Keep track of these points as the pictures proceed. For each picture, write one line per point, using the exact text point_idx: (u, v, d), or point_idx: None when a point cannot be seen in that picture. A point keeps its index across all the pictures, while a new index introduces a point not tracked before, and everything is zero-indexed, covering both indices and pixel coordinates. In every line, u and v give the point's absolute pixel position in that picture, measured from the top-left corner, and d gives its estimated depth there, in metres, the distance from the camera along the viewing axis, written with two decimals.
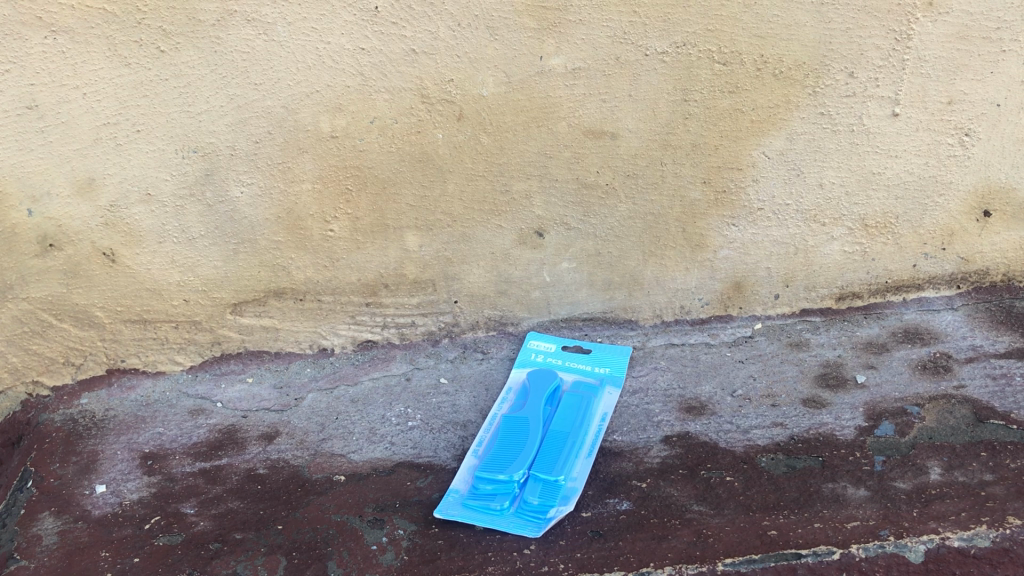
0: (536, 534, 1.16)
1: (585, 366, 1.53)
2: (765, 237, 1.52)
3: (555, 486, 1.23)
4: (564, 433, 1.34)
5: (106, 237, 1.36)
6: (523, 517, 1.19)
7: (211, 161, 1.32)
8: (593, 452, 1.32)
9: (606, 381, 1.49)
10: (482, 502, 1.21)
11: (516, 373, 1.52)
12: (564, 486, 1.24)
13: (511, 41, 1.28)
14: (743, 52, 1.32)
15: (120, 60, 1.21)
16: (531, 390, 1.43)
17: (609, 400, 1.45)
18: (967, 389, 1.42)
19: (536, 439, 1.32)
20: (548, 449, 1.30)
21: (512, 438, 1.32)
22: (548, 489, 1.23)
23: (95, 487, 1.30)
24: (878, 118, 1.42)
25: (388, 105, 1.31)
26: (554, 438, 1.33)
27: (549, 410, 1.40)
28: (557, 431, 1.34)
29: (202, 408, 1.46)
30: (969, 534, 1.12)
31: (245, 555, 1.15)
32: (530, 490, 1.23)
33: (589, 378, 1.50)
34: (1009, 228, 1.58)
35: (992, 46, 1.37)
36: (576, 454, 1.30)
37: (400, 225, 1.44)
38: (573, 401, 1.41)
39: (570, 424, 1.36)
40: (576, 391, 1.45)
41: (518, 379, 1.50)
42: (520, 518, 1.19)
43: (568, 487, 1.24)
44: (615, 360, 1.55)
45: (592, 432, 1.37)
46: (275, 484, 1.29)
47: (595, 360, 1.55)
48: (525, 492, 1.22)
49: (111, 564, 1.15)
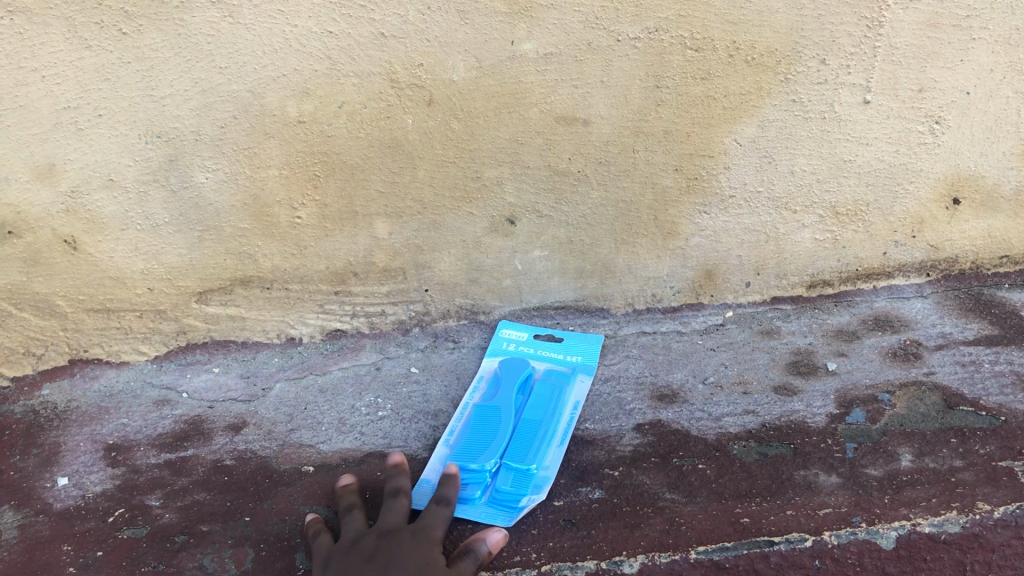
0: (508, 522, 1.15)
1: (557, 355, 1.52)
2: (737, 225, 1.52)
3: (526, 474, 1.22)
4: (536, 421, 1.33)
5: (68, 224, 1.32)
6: (497, 505, 1.18)
7: (175, 147, 1.29)
8: (565, 441, 1.31)
9: (578, 370, 1.48)
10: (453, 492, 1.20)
11: (487, 362, 1.50)
12: (536, 475, 1.23)
13: (483, 26, 1.25)
14: (715, 39, 1.30)
15: (81, 43, 1.17)
16: (504, 379, 1.42)
17: (578, 389, 1.44)
18: (936, 375, 1.43)
19: (509, 429, 1.30)
20: (521, 437, 1.29)
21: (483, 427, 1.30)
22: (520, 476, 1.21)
23: (56, 480, 1.27)
24: (849, 107, 1.41)
25: (356, 90, 1.28)
26: (526, 425, 1.31)
27: (520, 399, 1.39)
28: (528, 420, 1.32)
29: (168, 399, 1.44)
30: (939, 519, 1.12)
31: (212, 548, 1.13)
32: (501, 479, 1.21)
33: (561, 366, 1.49)
34: (976, 217, 1.58)
35: (962, 34, 1.36)
36: (548, 443, 1.29)
37: (370, 213, 1.41)
38: (545, 389, 1.40)
39: (544, 411, 1.35)
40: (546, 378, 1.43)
41: (490, 369, 1.48)
42: (492, 508, 1.18)
43: (540, 475, 1.23)
44: (586, 348, 1.54)
45: (564, 422, 1.35)
46: (243, 475, 1.27)
47: (568, 349, 1.54)
48: (497, 481, 1.21)
49: (74, 558, 1.12)
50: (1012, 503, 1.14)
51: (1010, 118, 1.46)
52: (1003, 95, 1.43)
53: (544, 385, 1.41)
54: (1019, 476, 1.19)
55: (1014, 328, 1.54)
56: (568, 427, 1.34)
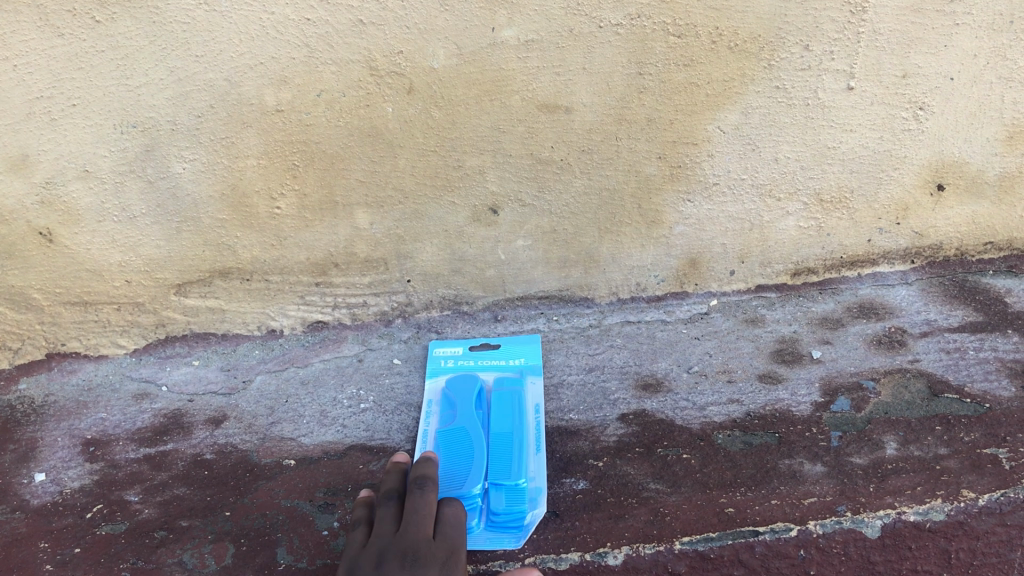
0: (517, 546, 1.10)
1: (499, 361, 1.47)
2: (721, 213, 1.51)
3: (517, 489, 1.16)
4: (507, 433, 1.26)
5: (42, 216, 1.30)
6: (496, 529, 1.12)
7: (152, 137, 1.26)
8: (542, 448, 1.27)
9: (525, 373, 1.44)
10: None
11: (433, 381, 1.42)
12: (527, 489, 1.18)
13: (463, 13, 1.23)
14: (698, 25, 1.29)
15: (54, 31, 1.15)
16: (460, 392, 1.34)
17: (534, 394, 1.39)
18: (921, 363, 1.42)
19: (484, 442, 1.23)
20: (496, 452, 1.22)
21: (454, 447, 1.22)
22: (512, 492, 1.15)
23: (33, 476, 1.25)
24: (833, 93, 1.40)
25: (335, 78, 1.26)
26: (497, 440, 1.24)
27: (481, 412, 1.32)
28: (497, 433, 1.26)
29: (147, 392, 1.42)
30: (924, 508, 1.11)
31: (191, 543, 1.11)
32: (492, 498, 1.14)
33: (509, 370, 1.44)
34: (960, 203, 1.57)
35: (946, 20, 1.35)
36: (526, 453, 1.25)
37: (350, 203, 1.40)
38: (507, 395, 1.34)
39: (511, 419, 1.29)
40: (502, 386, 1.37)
41: (436, 389, 1.40)
42: (494, 533, 1.12)
43: (531, 489, 1.18)
44: (526, 351, 1.49)
45: (530, 430, 1.30)
46: (223, 469, 1.25)
47: (508, 354, 1.48)
48: (490, 502, 1.14)
49: (52, 555, 1.11)
50: (997, 490, 1.13)
51: (994, 104, 1.45)
52: (987, 81, 1.42)
53: (501, 393, 1.35)
54: (1004, 463, 1.18)
55: (998, 315, 1.53)
56: (537, 436, 1.29)
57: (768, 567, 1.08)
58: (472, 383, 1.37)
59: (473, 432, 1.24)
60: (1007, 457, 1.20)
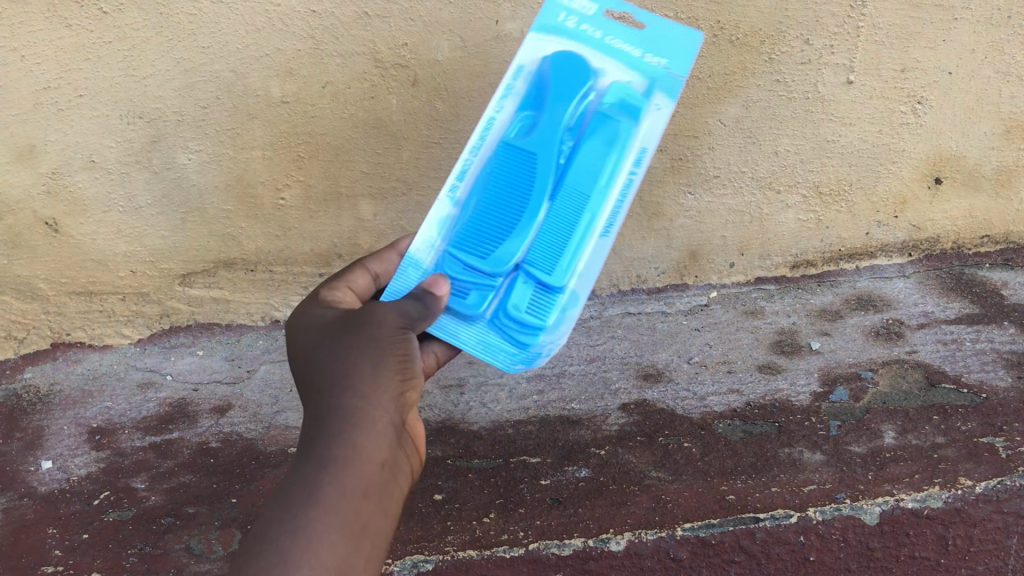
0: (550, 546, 1.09)
1: (630, 52, 1.06)
2: (720, 204, 1.49)
3: (548, 294, 1.01)
4: None
5: (49, 206, 1.31)
6: (490, 351, 1.00)
7: (158, 128, 1.25)
8: (611, 229, 1.02)
9: (637, 99, 1.04)
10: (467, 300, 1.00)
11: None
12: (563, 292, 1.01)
13: (468, 5, 1.18)
14: (700, 19, 1.24)
15: (60, 21, 1.13)
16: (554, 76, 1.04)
17: (647, 131, 1.04)
18: (919, 354, 1.44)
19: (550, 144, 1.03)
20: (560, 219, 1.02)
21: (516, 151, 1.03)
22: (538, 298, 1.00)
23: (40, 464, 1.30)
24: (833, 87, 1.36)
25: (341, 70, 1.22)
26: (585, 154, 1.03)
27: (585, 100, 1.05)
28: (574, 183, 1.03)
29: (152, 381, 1.44)
30: (922, 495, 1.13)
31: (199, 529, 1.15)
32: (511, 296, 1.00)
33: (635, 82, 1.05)
34: (957, 196, 1.55)
35: (944, 14, 1.30)
36: (590, 221, 1.02)
37: (354, 193, 1.38)
38: (607, 115, 1.04)
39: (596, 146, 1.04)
40: (619, 92, 1.04)
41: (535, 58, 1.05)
42: (492, 343, 1.00)
43: (568, 295, 1.01)
44: (675, 47, 1.05)
45: (609, 204, 1.03)
46: (229, 457, 1.27)
47: (645, 41, 1.06)
48: (512, 291, 1.01)
49: (60, 541, 1.16)
50: (993, 477, 1.15)
51: (991, 98, 1.41)
52: (985, 75, 1.38)
53: (624, 25, 1.07)
54: (1000, 452, 1.20)
55: (995, 308, 1.54)
56: (619, 208, 1.03)
57: (769, 552, 1.10)
58: (590, 31, 1.06)
59: (545, 131, 1.03)
60: (1003, 446, 1.21)
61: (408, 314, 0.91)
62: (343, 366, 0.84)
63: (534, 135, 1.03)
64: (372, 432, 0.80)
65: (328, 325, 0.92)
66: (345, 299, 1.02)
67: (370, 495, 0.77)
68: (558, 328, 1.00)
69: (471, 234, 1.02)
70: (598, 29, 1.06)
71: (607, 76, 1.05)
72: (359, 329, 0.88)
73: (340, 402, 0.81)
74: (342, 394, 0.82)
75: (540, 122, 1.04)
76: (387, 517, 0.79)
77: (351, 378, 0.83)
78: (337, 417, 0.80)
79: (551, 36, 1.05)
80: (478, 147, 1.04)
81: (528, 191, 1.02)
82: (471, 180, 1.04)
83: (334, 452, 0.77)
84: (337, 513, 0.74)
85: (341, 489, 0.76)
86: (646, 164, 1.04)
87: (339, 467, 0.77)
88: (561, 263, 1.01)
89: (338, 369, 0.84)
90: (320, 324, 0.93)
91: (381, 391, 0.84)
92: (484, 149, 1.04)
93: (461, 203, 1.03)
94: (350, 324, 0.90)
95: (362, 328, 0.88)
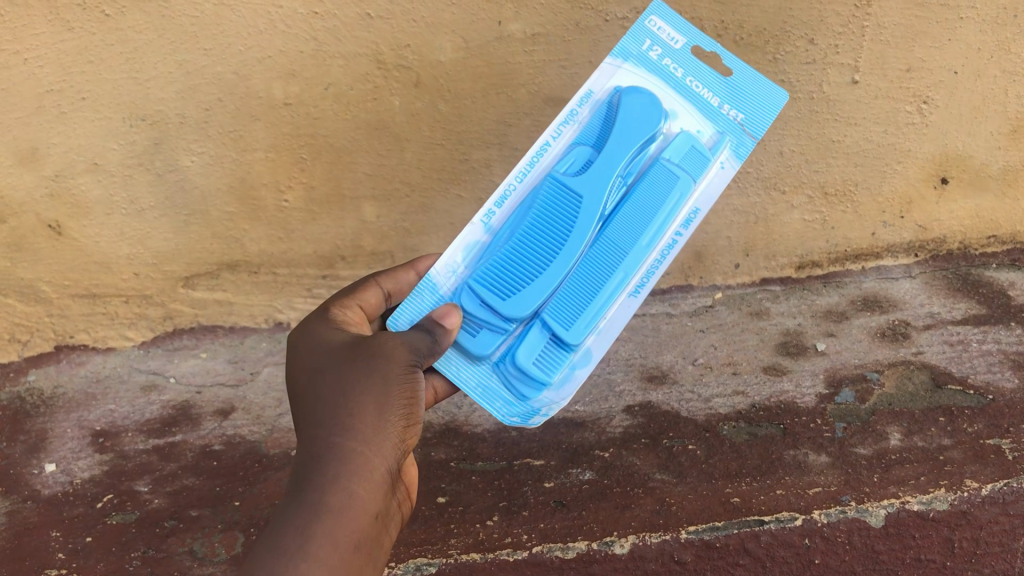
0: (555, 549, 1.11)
1: (710, 99, 1.00)
2: (725, 205, 1.45)
3: (561, 350, 0.98)
4: None
5: (52, 209, 1.30)
6: (489, 400, 0.98)
7: (160, 130, 1.25)
8: (638, 292, 0.99)
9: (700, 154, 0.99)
10: (477, 347, 0.97)
11: (650, 21, 1.01)
12: (574, 352, 0.98)
13: (470, 6, 1.17)
14: (703, 19, 1.21)
15: (63, 25, 1.11)
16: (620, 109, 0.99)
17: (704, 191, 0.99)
18: (925, 355, 1.42)
19: (595, 186, 0.97)
20: (588, 271, 0.98)
21: (563, 189, 0.97)
22: (549, 352, 0.98)
23: (43, 467, 1.35)
24: (838, 87, 1.31)
25: (343, 71, 1.21)
26: (631, 204, 0.98)
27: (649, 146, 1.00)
28: (613, 235, 0.98)
29: (155, 384, 1.46)
30: (928, 497, 1.15)
31: (201, 532, 1.22)
32: (522, 345, 0.97)
33: (705, 133, 1.00)
34: (965, 197, 1.50)
35: (950, 13, 1.25)
36: (620, 280, 0.98)
37: (357, 196, 1.38)
38: (668, 167, 0.98)
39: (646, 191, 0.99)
40: (686, 145, 0.99)
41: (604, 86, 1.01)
42: (492, 393, 0.99)
43: (577, 355, 0.99)
44: (758, 103, 1.00)
45: (640, 268, 0.99)
46: (231, 460, 1.32)
47: (732, 92, 1.00)
48: (521, 342, 0.98)
49: (64, 544, 1.23)
50: (999, 480, 1.18)
51: (998, 97, 1.36)
52: (991, 74, 1.33)
53: (711, 70, 1.01)
54: (1007, 454, 1.22)
55: (1002, 308, 1.54)
56: (653, 269, 0.99)
57: (773, 556, 1.11)
58: (672, 66, 1.01)
59: (598, 173, 0.98)
60: (1009, 448, 1.24)
61: (417, 350, 0.91)
62: (350, 397, 0.85)
63: (587, 175, 0.98)
64: (368, 479, 0.81)
65: (336, 351, 0.92)
66: (352, 319, 1.01)
67: (360, 534, 0.79)
68: (563, 386, 0.98)
69: (499, 271, 0.97)
70: (681, 66, 1.00)
71: (679, 122, 1.00)
72: (367, 357, 0.89)
73: (340, 444, 0.82)
74: (344, 434, 0.83)
75: (596, 161, 0.98)
76: (371, 569, 0.80)
77: (354, 417, 0.84)
78: (338, 452, 0.81)
79: (629, 65, 1.01)
80: (526, 173, 1.00)
81: (567, 233, 0.97)
82: (510, 207, 1.00)
83: (329, 497, 0.78)
84: (327, 563, 0.74)
85: (333, 538, 0.76)
86: (695, 226, 0.99)
87: (333, 513, 0.77)
88: (580, 322, 0.97)
89: (340, 401, 0.85)
90: (327, 348, 0.93)
91: (381, 436, 0.85)
92: (532, 177, 1.00)
93: (495, 231, 1.00)
94: (357, 354, 0.90)
95: (371, 361, 0.89)
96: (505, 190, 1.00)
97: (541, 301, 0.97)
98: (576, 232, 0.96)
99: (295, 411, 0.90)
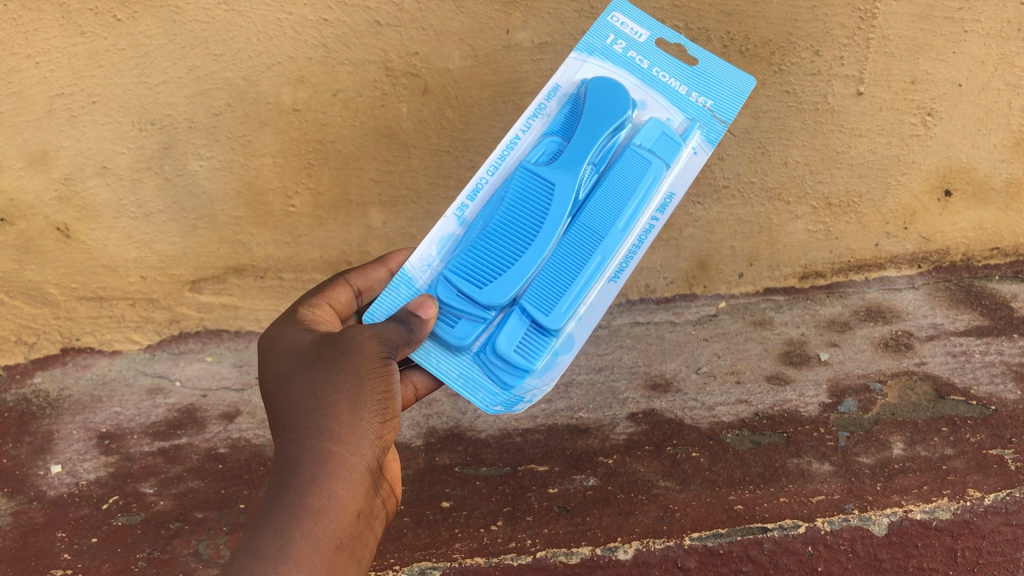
0: (558, 556, 1.12)
1: (677, 87, 1.01)
2: (730, 215, 1.45)
3: (542, 337, 0.98)
4: None
5: (60, 212, 1.31)
6: (471, 389, 0.98)
7: (169, 134, 1.25)
8: (618, 275, 0.99)
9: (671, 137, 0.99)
10: (455, 337, 0.97)
11: (614, 16, 1.02)
12: (555, 338, 0.98)
13: (478, 15, 1.18)
14: (709, 29, 1.21)
15: (75, 29, 1.12)
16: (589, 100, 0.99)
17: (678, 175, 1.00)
18: (928, 365, 1.43)
19: (568, 174, 0.98)
20: (564, 257, 0.98)
21: (535, 179, 0.98)
22: (530, 339, 0.98)
23: (49, 468, 1.35)
24: (842, 98, 1.32)
25: (351, 78, 1.22)
26: (605, 192, 0.99)
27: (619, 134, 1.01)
28: (587, 221, 0.98)
29: (161, 387, 1.47)
30: (931, 507, 1.17)
31: (206, 535, 1.22)
32: (502, 333, 0.97)
33: (674, 118, 1.00)
34: (967, 209, 1.51)
35: (954, 27, 1.25)
36: (598, 263, 0.98)
37: (364, 202, 1.38)
38: (639, 152, 0.98)
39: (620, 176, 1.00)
40: (656, 130, 0.99)
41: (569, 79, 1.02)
42: (474, 381, 0.98)
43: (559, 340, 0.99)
44: (726, 88, 1.00)
45: (618, 252, 0.99)
46: (237, 462, 1.34)
47: (698, 80, 1.01)
48: (500, 331, 0.98)
49: (69, 545, 1.22)
50: (1002, 490, 1.19)
51: (1001, 110, 1.37)
52: (995, 87, 1.34)
53: (676, 60, 1.02)
54: (1008, 464, 1.23)
55: (1003, 320, 1.53)
56: (631, 253, 0.99)
57: (777, 563, 1.12)
58: (638, 58, 1.01)
59: (570, 163, 0.98)
60: (1011, 458, 1.25)
61: (392, 341, 0.90)
62: (323, 399, 0.85)
63: (559, 165, 0.98)
64: (347, 478, 0.82)
65: (307, 349, 0.91)
66: (322, 317, 1.01)
67: (341, 535, 0.79)
68: (546, 372, 0.98)
69: (474, 261, 0.98)
70: (646, 58, 1.01)
71: (648, 112, 1.01)
72: (336, 357, 0.88)
73: (316, 446, 0.82)
74: (319, 436, 0.83)
75: (566, 151, 0.99)
76: (357, 567, 0.82)
77: (329, 418, 0.84)
78: (315, 452, 0.82)
79: (594, 59, 1.01)
80: (498, 166, 1.01)
81: (541, 222, 0.97)
82: (484, 199, 1.01)
83: (309, 499, 0.78)
84: (311, 565, 0.75)
85: (314, 539, 0.77)
86: (671, 210, 1.00)
87: (313, 515, 0.78)
88: (559, 307, 0.97)
89: (315, 403, 0.85)
90: (296, 348, 0.93)
91: (357, 435, 0.85)
92: (503, 169, 1.01)
93: (468, 224, 1.00)
94: (327, 353, 0.89)
95: (342, 357, 0.88)
96: (477, 183, 1.00)
97: (518, 288, 0.97)
98: (549, 220, 0.97)
99: (272, 416, 0.90)
